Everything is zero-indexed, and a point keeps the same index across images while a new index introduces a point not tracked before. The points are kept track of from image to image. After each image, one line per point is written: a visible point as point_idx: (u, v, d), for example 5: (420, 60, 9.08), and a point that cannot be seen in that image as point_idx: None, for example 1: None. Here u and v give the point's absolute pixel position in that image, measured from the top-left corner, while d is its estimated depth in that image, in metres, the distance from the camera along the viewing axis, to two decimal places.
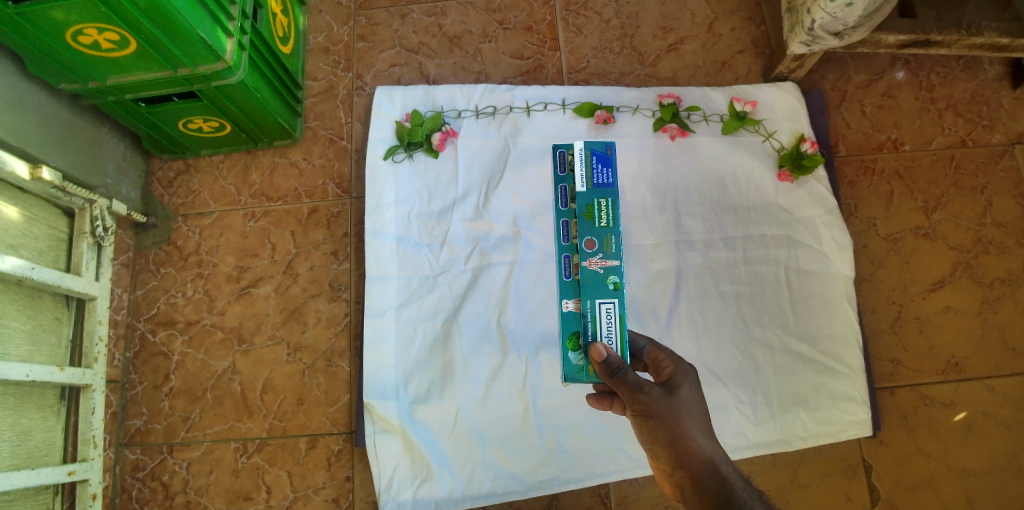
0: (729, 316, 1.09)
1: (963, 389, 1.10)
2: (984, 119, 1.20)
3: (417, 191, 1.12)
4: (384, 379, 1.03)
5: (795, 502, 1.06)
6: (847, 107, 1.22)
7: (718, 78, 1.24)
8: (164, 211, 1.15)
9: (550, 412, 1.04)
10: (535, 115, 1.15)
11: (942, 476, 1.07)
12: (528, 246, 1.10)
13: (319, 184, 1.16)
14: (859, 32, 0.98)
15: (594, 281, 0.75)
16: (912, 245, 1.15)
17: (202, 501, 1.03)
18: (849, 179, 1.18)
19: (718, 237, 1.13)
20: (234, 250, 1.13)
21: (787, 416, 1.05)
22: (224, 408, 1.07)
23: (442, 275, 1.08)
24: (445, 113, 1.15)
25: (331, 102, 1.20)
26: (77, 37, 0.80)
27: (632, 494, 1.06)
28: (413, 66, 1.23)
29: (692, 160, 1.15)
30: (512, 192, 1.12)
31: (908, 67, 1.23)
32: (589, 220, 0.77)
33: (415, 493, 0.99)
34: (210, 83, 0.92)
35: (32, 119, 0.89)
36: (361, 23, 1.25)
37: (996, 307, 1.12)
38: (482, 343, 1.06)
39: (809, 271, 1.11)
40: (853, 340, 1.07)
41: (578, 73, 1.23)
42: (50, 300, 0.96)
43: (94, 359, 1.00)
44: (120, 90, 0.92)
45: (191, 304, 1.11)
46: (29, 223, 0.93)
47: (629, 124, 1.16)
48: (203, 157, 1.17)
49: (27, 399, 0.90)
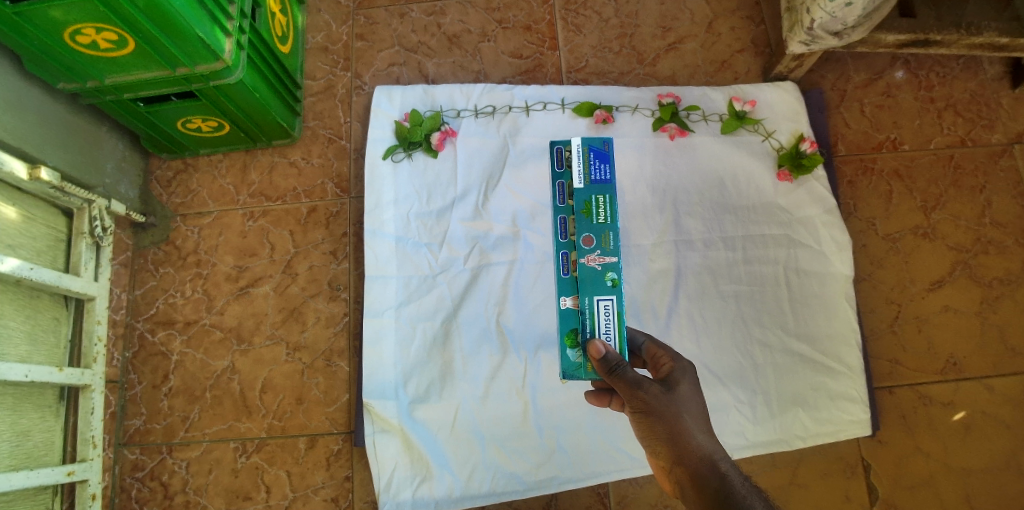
0: (729, 316, 1.09)
1: (962, 389, 1.10)
2: (983, 118, 1.21)
3: (417, 190, 1.11)
4: (384, 378, 1.03)
5: (795, 501, 1.06)
6: (847, 106, 1.21)
7: (717, 77, 1.24)
8: (164, 210, 1.15)
9: (550, 412, 1.04)
10: (535, 114, 1.15)
11: (941, 476, 1.07)
12: (528, 246, 1.10)
13: (318, 184, 1.16)
14: (859, 31, 0.98)
15: (593, 278, 0.76)
16: (911, 244, 1.15)
17: (202, 501, 1.04)
18: (849, 178, 1.18)
19: (718, 237, 1.13)
20: (233, 250, 1.13)
21: (786, 416, 1.05)
22: (223, 408, 1.07)
23: (442, 274, 1.08)
24: (444, 112, 1.15)
25: (330, 101, 1.20)
26: (75, 36, 0.80)
27: (631, 494, 1.06)
28: (412, 65, 1.22)
29: (691, 159, 1.15)
30: (511, 192, 1.12)
31: (908, 67, 1.23)
32: (587, 217, 0.78)
33: (415, 493, 0.99)
34: (209, 82, 0.92)
35: (31, 118, 0.89)
36: (360, 22, 1.24)
37: (995, 306, 1.12)
38: (481, 342, 1.06)
39: (808, 270, 1.11)
40: (852, 340, 1.08)
41: (578, 72, 1.23)
42: (48, 300, 0.96)
43: (93, 359, 1.00)
44: (119, 89, 0.92)
45: (190, 304, 1.11)
46: (27, 222, 0.93)
47: (629, 123, 1.16)
48: (202, 156, 1.17)
49: (26, 398, 0.90)
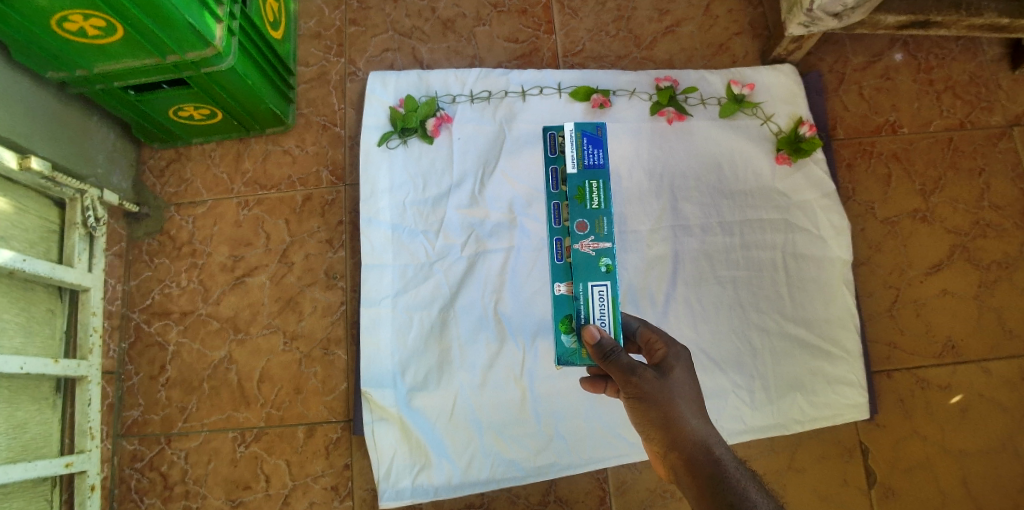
0: (726, 301, 1.09)
1: (959, 372, 1.10)
2: (982, 101, 1.20)
3: (411, 178, 1.10)
4: (380, 367, 1.02)
5: (792, 486, 1.06)
6: (845, 89, 1.21)
7: (715, 60, 1.22)
8: (157, 200, 1.13)
9: (548, 399, 1.04)
10: (531, 99, 1.14)
11: (938, 458, 1.08)
12: (524, 232, 1.10)
13: (313, 171, 1.15)
14: (858, 13, 0.96)
15: (585, 263, 0.74)
16: (909, 228, 1.15)
17: (202, 491, 1.03)
18: (847, 162, 1.18)
19: (715, 222, 1.12)
20: (228, 240, 1.12)
21: (784, 400, 1.05)
22: (221, 398, 1.07)
23: (438, 262, 1.07)
24: (439, 98, 1.14)
25: (323, 88, 1.18)
26: (62, 23, 0.78)
27: (630, 480, 1.07)
28: (406, 51, 1.21)
29: (689, 143, 1.14)
30: (506, 178, 1.11)
31: (906, 48, 1.22)
32: (580, 202, 0.76)
33: (414, 481, 1.00)
34: (199, 70, 0.90)
35: (17, 108, 0.87)
36: (352, 8, 1.23)
37: (993, 289, 1.12)
38: (478, 329, 1.05)
39: (807, 255, 1.10)
40: (850, 324, 1.07)
41: (573, 57, 1.22)
42: (42, 292, 0.95)
43: (88, 350, 0.99)
44: (108, 78, 0.90)
45: (185, 294, 1.10)
46: (19, 213, 0.92)
47: (626, 108, 1.15)
48: (195, 145, 1.16)
49: (22, 391, 0.89)
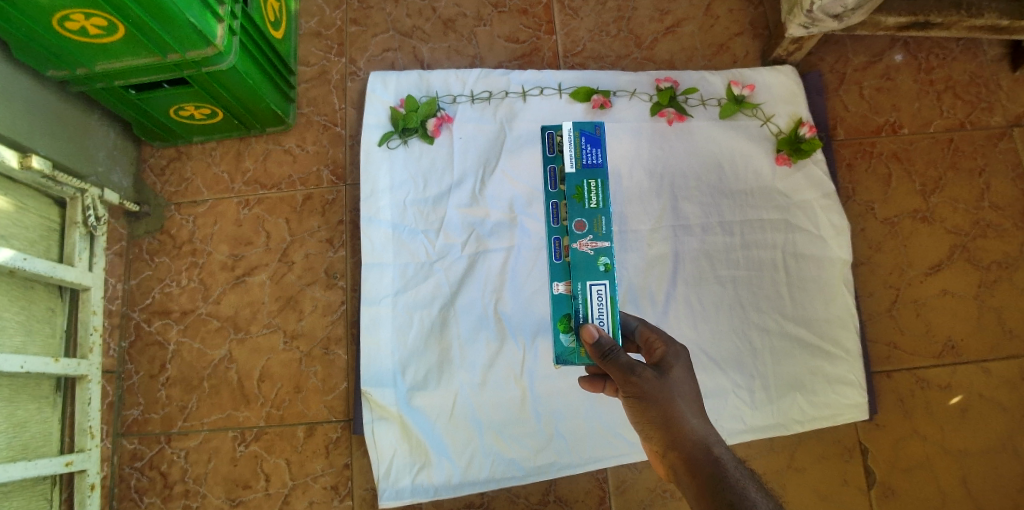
0: (726, 300, 1.09)
1: (959, 372, 1.10)
2: (982, 101, 1.20)
3: (412, 177, 1.10)
4: (380, 366, 1.02)
5: (792, 486, 1.06)
6: (845, 89, 1.21)
7: (715, 60, 1.22)
8: (157, 199, 1.13)
9: (548, 398, 1.04)
10: (531, 99, 1.14)
11: (938, 458, 1.08)
12: (524, 232, 1.10)
13: (313, 170, 1.15)
14: (859, 13, 0.96)
15: (584, 262, 0.75)
16: (909, 228, 1.15)
17: (202, 490, 1.03)
18: (847, 162, 1.18)
19: (715, 221, 1.12)
20: (228, 239, 1.12)
21: (784, 400, 1.05)
22: (221, 397, 1.07)
23: (438, 262, 1.08)
24: (440, 98, 1.14)
25: (324, 87, 1.18)
26: (63, 22, 0.78)
27: (630, 479, 1.07)
28: (406, 50, 1.21)
29: (690, 143, 1.14)
30: (507, 178, 1.11)
31: (907, 49, 1.22)
32: (579, 202, 0.77)
33: (414, 480, 1.00)
34: (200, 69, 0.90)
35: (18, 106, 0.87)
36: (352, 7, 1.23)
37: (993, 289, 1.12)
38: (478, 329, 1.05)
39: (807, 255, 1.10)
40: (850, 324, 1.07)
41: (574, 57, 1.22)
42: (42, 290, 0.95)
43: (89, 349, 0.99)
44: (109, 76, 0.90)
45: (186, 293, 1.10)
46: (19, 211, 0.92)
47: (626, 108, 1.15)
48: (196, 144, 1.16)
49: (22, 390, 0.89)
